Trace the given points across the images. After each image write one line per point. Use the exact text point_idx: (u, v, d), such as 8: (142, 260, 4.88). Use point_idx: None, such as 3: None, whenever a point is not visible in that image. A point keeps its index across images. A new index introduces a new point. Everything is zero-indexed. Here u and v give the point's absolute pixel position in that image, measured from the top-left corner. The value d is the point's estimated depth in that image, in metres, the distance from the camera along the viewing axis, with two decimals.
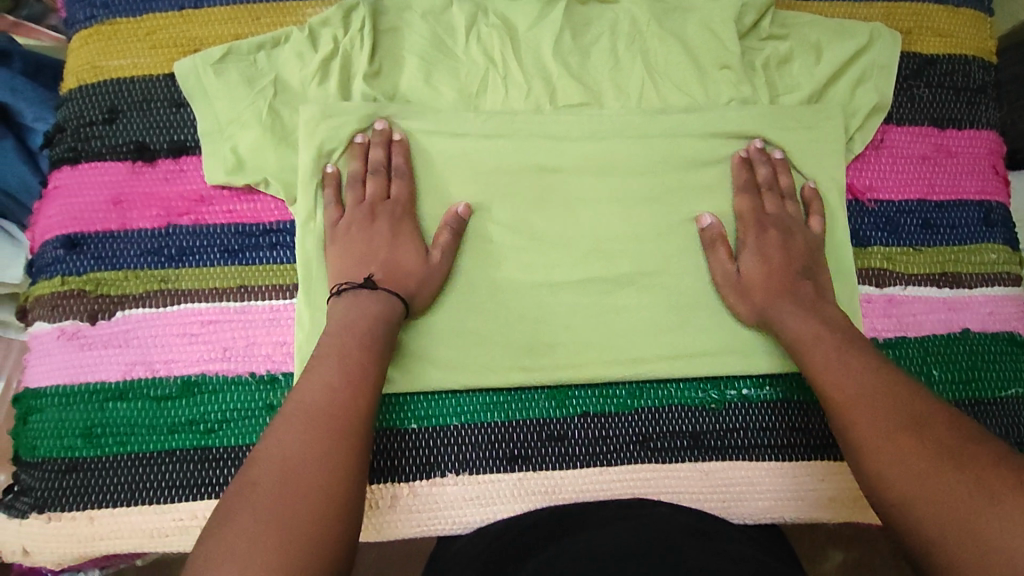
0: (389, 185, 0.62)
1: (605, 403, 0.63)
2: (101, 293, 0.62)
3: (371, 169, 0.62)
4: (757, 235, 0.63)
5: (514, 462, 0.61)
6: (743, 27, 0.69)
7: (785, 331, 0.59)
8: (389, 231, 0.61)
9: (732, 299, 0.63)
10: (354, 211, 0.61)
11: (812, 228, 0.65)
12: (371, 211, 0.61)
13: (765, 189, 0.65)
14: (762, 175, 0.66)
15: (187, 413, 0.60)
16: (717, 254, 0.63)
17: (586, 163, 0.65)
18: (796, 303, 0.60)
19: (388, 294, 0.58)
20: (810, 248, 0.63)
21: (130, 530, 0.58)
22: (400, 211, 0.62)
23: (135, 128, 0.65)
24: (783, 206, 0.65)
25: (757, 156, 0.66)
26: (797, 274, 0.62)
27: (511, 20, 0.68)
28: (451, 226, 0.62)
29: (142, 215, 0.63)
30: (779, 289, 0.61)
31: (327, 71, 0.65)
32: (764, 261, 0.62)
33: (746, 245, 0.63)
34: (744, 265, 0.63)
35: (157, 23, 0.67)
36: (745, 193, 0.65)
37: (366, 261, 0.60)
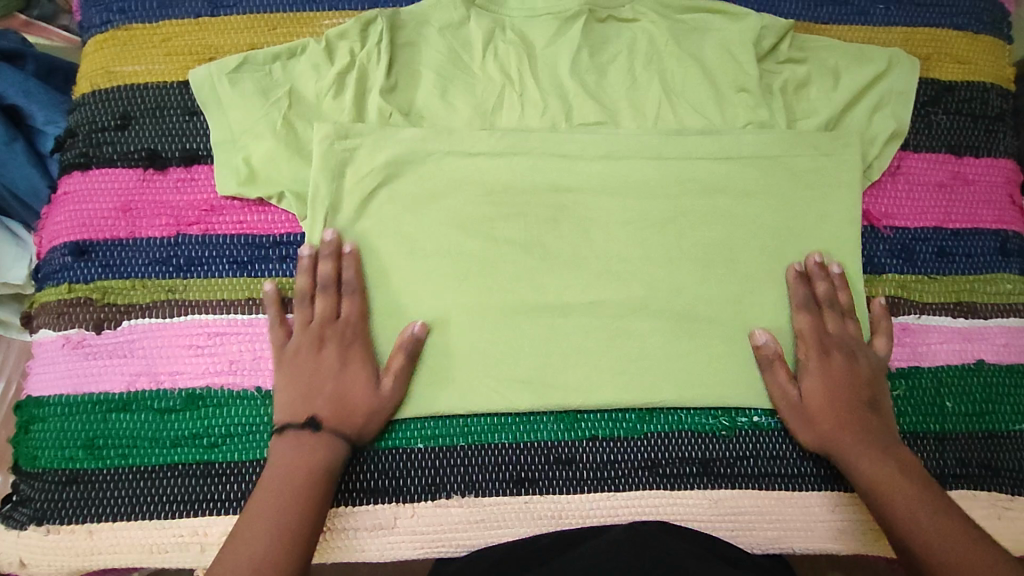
0: (338, 302, 0.60)
1: (614, 427, 0.62)
2: (108, 301, 0.61)
3: (327, 284, 0.59)
4: (821, 363, 0.61)
5: (521, 485, 0.60)
6: (763, 49, 0.68)
7: (859, 475, 0.58)
8: (337, 360, 0.59)
9: (795, 424, 0.61)
10: (302, 334, 0.59)
11: (877, 348, 0.63)
12: (319, 336, 0.59)
13: (827, 306, 0.63)
14: (822, 292, 0.63)
15: (191, 427, 0.59)
16: (776, 374, 0.61)
17: (600, 182, 0.65)
18: (863, 439, 0.58)
19: (332, 437, 0.56)
20: (875, 376, 0.61)
21: (130, 544, 0.57)
22: (349, 335, 0.59)
23: (146, 136, 0.64)
24: (846, 323, 0.63)
25: (815, 272, 0.64)
26: (863, 406, 0.60)
27: (529, 37, 0.68)
28: (406, 350, 0.59)
29: (151, 224, 0.63)
30: (848, 425, 0.59)
31: (342, 84, 0.65)
32: (834, 386, 0.60)
33: (808, 369, 0.61)
34: (806, 389, 0.61)
35: (172, 30, 0.66)
36: (806, 312, 0.62)
37: (312, 396, 0.57)
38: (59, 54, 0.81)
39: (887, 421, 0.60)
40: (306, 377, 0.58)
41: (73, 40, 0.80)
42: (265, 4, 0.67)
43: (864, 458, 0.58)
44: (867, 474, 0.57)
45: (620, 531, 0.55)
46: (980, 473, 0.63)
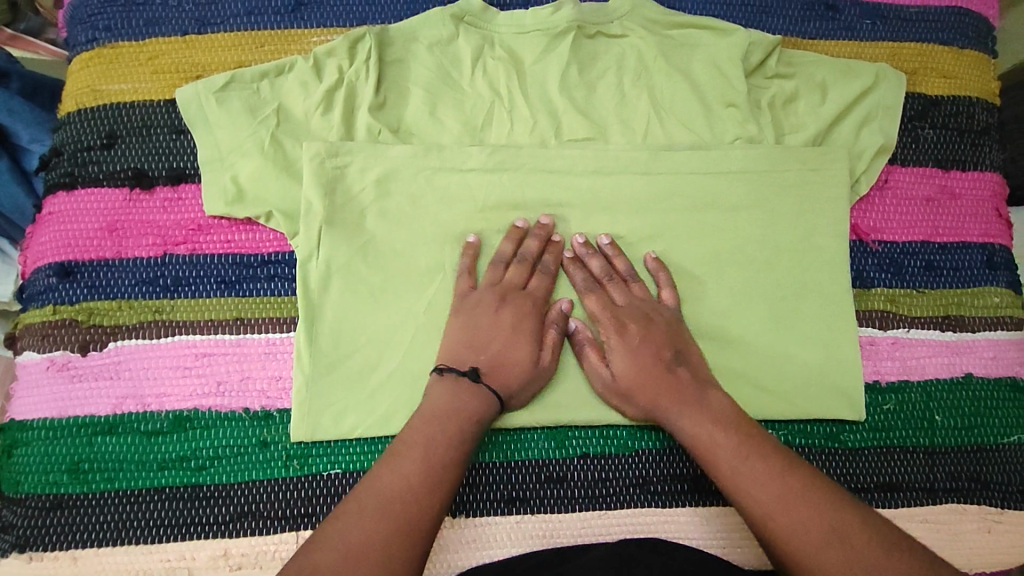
0: (530, 277, 0.61)
1: (605, 444, 0.62)
2: (93, 323, 0.60)
3: (518, 257, 0.61)
4: (618, 338, 0.59)
5: (512, 504, 0.60)
6: (750, 65, 0.68)
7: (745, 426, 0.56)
8: (511, 324, 0.58)
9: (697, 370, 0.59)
10: (487, 291, 0.60)
11: (664, 302, 0.62)
12: (501, 296, 0.59)
13: (605, 282, 0.62)
14: (596, 268, 0.62)
15: (178, 449, 0.58)
16: (588, 358, 0.60)
17: (590, 197, 0.65)
18: (676, 399, 0.56)
19: (484, 391, 0.55)
20: (675, 333, 0.60)
21: (115, 570, 0.56)
22: (510, 296, 0.59)
23: (133, 155, 0.64)
24: (630, 293, 0.62)
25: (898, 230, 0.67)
26: (668, 366, 0.58)
27: (518, 53, 0.68)
28: (557, 326, 0.60)
29: (137, 244, 0.62)
30: (660, 390, 0.57)
31: (330, 102, 0.64)
32: (638, 360, 0.58)
33: (612, 348, 0.59)
34: (614, 370, 0.59)
35: (158, 48, 0.66)
36: (591, 295, 0.61)
37: (477, 348, 0.57)
38: (45, 68, 0.80)
39: (702, 375, 0.59)
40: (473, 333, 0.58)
41: (59, 54, 0.79)
42: (252, 21, 0.67)
43: (716, 416, 0.55)
44: (696, 440, 0.55)
45: (611, 551, 0.55)
46: (971, 486, 0.63)
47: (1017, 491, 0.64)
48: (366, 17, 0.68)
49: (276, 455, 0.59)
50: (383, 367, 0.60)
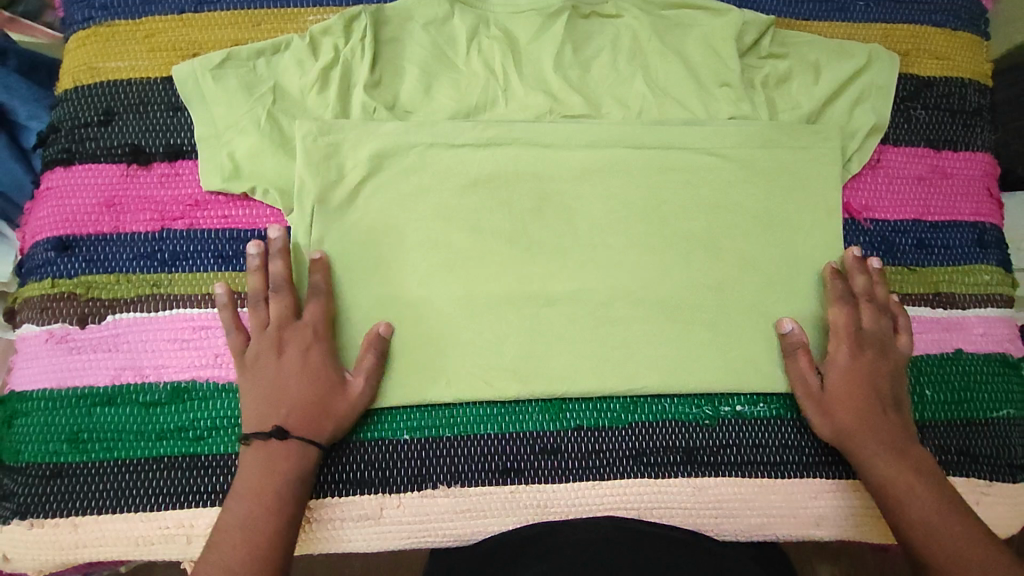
0: (288, 306, 0.59)
1: (600, 417, 0.63)
2: (92, 296, 0.61)
3: (272, 286, 0.59)
4: (849, 356, 0.62)
5: (507, 474, 0.61)
6: (744, 44, 0.69)
7: (870, 476, 0.59)
8: (302, 360, 0.58)
9: (812, 413, 0.62)
10: (254, 291, 0.59)
11: (900, 348, 0.63)
12: (278, 339, 0.58)
13: (864, 299, 0.63)
14: (858, 287, 0.64)
15: (176, 420, 0.59)
16: (798, 363, 0.63)
17: (581, 172, 0.66)
18: (889, 441, 0.60)
19: (298, 439, 0.56)
20: (898, 378, 0.62)
21: (115, 537, 0.57)
22: (309, 335, 0.59)
23: (131, 131, 0.64)
24: (879, 318, 0.63)
25: (853, 265, 0.65)
26: (883, 408, 0.61)
27: (512, 32, 0.68)
28: (374, 348, 0.60)
29: (135, 218, 0.63)
30: (867, 411, 0.61)
31: (327, 79, 0.65)
32: (851, 384, 0.61)
33: (835, 363, 0.62)
34: (826, 379, 0.62)
35: (155, 26, 0.66)
36: (845, 306, 0.63)
37: (276, 401, 0.57)
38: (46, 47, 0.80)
39: (908, 427, 0.62)
40: (270, 360, 0.58)
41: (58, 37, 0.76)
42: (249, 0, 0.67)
43: (890, 466, 0.59)
44: (885, 478, 0.59)
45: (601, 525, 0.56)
46: (960, 460, 0.64)
47: (1006, 464, 0.65)
48: None
49: None
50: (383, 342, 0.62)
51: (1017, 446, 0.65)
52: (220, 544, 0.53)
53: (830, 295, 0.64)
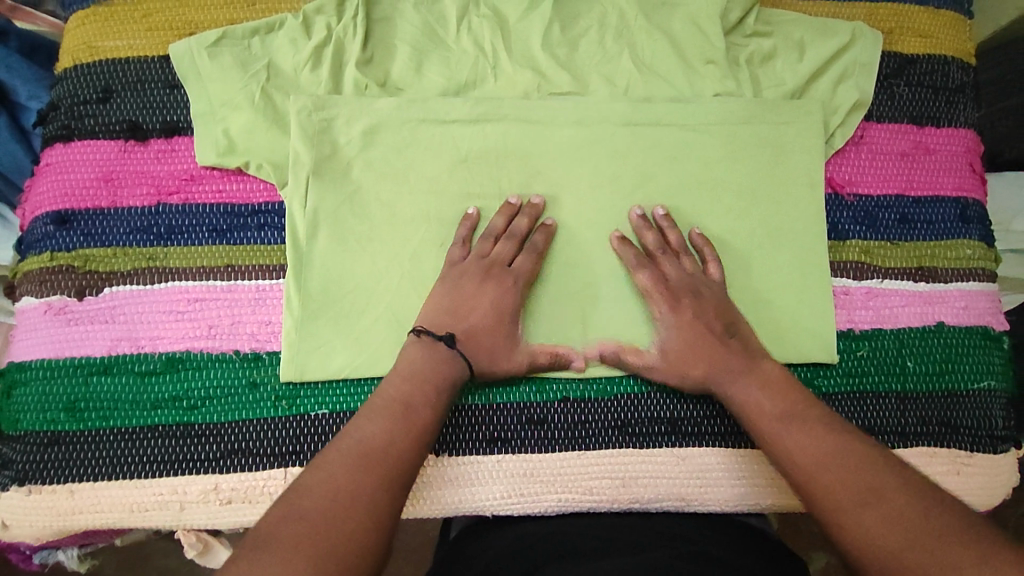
0: (518, 254, 0.64)
1: (585, 389, 0.64)
2: (89, 269, 0.62)
3: (505, 234, 0.64)
4: (670, 311, 0.62)
5: (494, 444, 0.62)
6: (730, 23, 0.70)
7: (738, 401, 0.59)
8: (491, 296, 0.61)
9: (667, 370, 0.62)
10: (473, 262, 0.62)
11: (710, 275, 0.65)
12: (486, 269, 0.62)
13: (659, 255, 0.64)
14: (649, 246, 0.65)
15: (171, 389, 0.61)
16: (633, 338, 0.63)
17: (568, 149, 0.68)
18: (733, 368, 0.60)
19: (462, 358, 0.58)
20: (723, 306, 0.63)
21: (111, 503, 0.58)
22: (511, 280, 0.62)
23: (127, 108, 0.65)
24: (681, 266, 0.64)
25: (639, 225, 0.66)
26: (719, 338, 0.61)
27: (502, 11, 0.69)
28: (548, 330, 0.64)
29: (131, 193, 0.64)
30: (705, 353, 0.61)
31: (319, 57, 0.66)
32: (687, 331, 0.61)
33: (662, 322, 0.63)
34: (662, 341, 0.62)
35: (153, 5, 0.67)
36: (643, 270, 0.64)
37: (461, 315, 0.60)
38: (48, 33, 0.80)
39: (752, 347, 0.62)
40: (505, 305, 0.61)
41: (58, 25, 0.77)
42: None
43: (779, 393, 0.59)
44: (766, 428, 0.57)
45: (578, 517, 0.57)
46: (941, 430, 0.65)
47: (986, 435, 0.66)
48: None
49: (265, 395, 0.61)
50: (375, 314, 0.63)
51: (997, 417, 0.66)
52: (305, 519, 0.46)
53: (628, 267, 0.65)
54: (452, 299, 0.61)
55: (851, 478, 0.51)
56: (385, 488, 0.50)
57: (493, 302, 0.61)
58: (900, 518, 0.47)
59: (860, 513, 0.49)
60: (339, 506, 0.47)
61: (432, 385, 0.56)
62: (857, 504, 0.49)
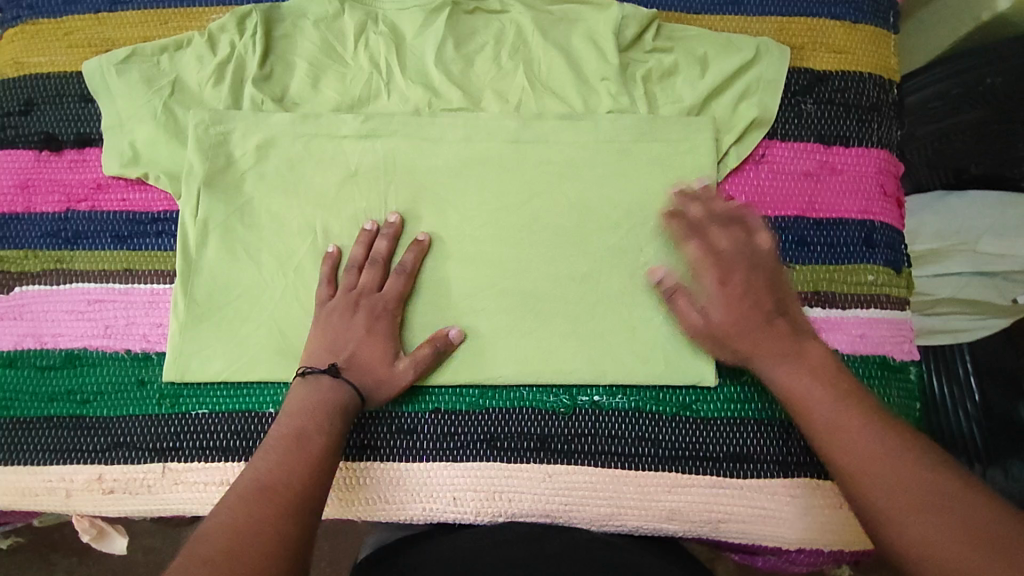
0: (385, 279, 0.66)
1: (457, 401, 0.65)
2: (4, 269, 0.67)
3: (369, 259, 0.66)
4: (716, 283, 0.61)
5: (363, 451, 0.64)
6: (625, 39, 0.69)
7: (777, 388, 0.58)
8: (364, 327, 0.63)
9: (710, 347, 0.62)
10: (342, 298, 0.64)
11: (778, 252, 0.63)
12: (354, 301, 0.64)
13: (712, 228, 0.63)
14: (695, 216, 0.64)
15: (66, 384, 0.65)
16: (679, 307, 0.63)
17: (456, 165, 0.69)
18: (776, 350, 0.59)
19: (346, 385, 0.60)
20: (777, 282, 0.61)
21: (6, 486, 0.63)
22: (381, 308, 0.64)
23: (46, 120, 0.70)
24: (738, 237, 0.62)
25: (681, 200, 0.65)
26: (769, 317, 0.59)
27: (400, 28, 0.71)
28: (435, 344, 0.64)
29: (45, 200, 0.69)
30: (770, 335, 0.59)
31: (221, 74, 0.70)
32: (732, 304, 0.60)
33: (706, 292, 0.62)
34: (708, 311, 0.61)
35: (74, 25, 0.72)
36: (693, 241, 0.63)
37: (336, 350, 0.62)
38: None
39: (801, 328, 0.60)
40: (374, 330, 0.63)
41: None
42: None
43: (822, 375, 0.56)
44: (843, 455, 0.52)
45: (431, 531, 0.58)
46: None
47: None
48: None
49: (151, 393, 0.65)
50: (256, 321, 0.66)
51: None
52: (211, 558, 0.46)
53: (678, 235, 0.64)
54: (325, 337, 0.63)
55: (901, 483, 0.49)
56: (289, 517, 0.51)
57: (364, 327, 0.63)
58: (948, 520, 0.46)
59: (911, 518, 0.47)
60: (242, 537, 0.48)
61: (324, 417, 0.58)
62: (900, 512, 0.48)
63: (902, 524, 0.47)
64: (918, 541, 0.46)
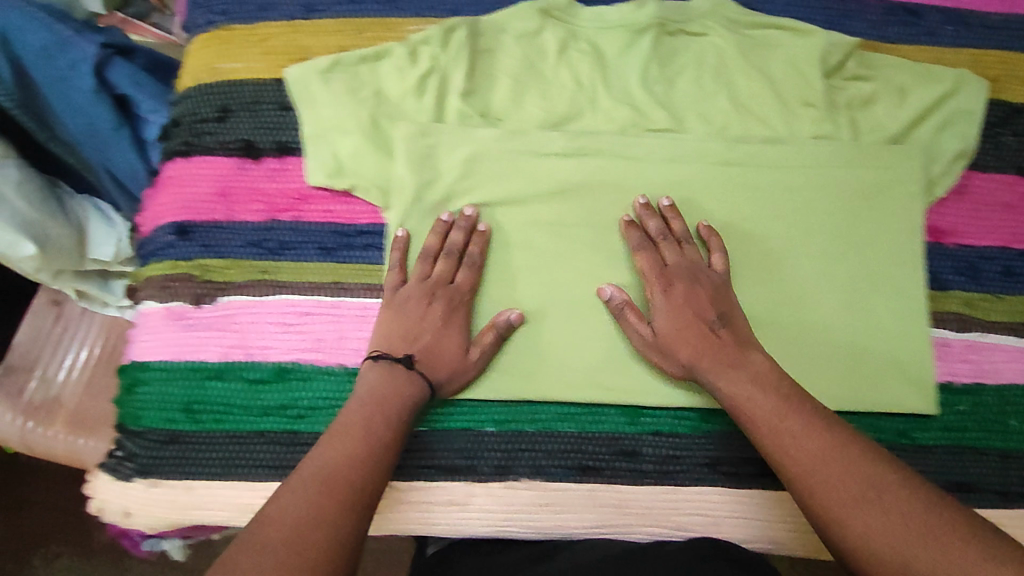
0: (457, 271, 0.65)
1: (676, 424, 0.66)
2: (206, 278, 0.66)
3: (444, 250, 0.65)
4: (663, 295, 0.63)
5: (585, 472, 0.65)
6: (830, 65, 0.70)
7: (721, 393, 0.59)
8: (441, 316, 0.63)
9: (658, 359, 0.64)
10: (416, 285, 0.64)
11: (714, 266, 0.66)
12: (431, 291, 0.63)
13: (660, 239, 0.65)
14: (652, 231, 0.66)
15: (278, 398, 0.64)
16: (628, 320, 0.64)
17: (662, 186, 0.69)
18: (718, 359, 0.60)
19: (419, 377, 0.60)
20: (719, 295, 0.63)
21: (223, 501, 0.63)
22: (457, 300, 0.64)
23: (243, 128, 0.68)
24: (681, 253, 0.65)
25: (642, 213, 0.67)
26: (706, 326, 0.61)
27: (601, 46, 0.70)
28: (497, 329, 0.64)
29: (246, 209, 0.67)
30: (704, 347, 0.61)
31: (424, 86, 0.68)
32: (675, 313, 0.62)
33: (656, 307, 0.63)
34: (654, 323, 0.63)
35: (269, 31, 0.70)
36: (643, 252, 0.65)
37: (411, 337, 0.61)
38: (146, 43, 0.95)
39: (745, 338, 0.62)
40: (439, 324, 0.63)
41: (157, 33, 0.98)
42: (354, 8, 0.70)
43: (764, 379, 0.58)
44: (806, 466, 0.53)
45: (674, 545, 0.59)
46: None
47: None
48: (458, 8, 0.71)
49: None
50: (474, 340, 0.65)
51: None
52: (267, 546, 0.45)
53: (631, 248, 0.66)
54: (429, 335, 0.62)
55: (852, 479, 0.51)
56: (342, 510, 0.49)
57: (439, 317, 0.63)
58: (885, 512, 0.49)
59: (855, 512, 0.50)
60: (305, 528, 0.47)
61: (393, 410, 0.57)
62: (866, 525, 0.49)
63: (846, 519, 0.50)
64: (853, 538, 0.49)
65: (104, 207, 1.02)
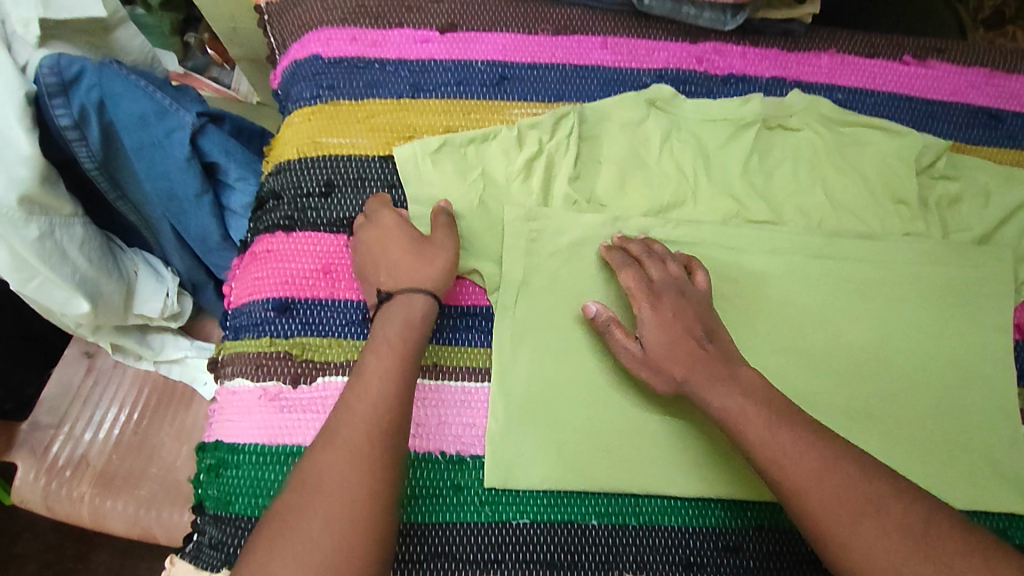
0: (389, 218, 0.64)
1: (781, 518, 0.62)
2: (305, 357, 0.64)
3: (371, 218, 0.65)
4: (650, 309, 0.60)
5: (689, 569, 0.60)
6: (921, 164, 0.72)
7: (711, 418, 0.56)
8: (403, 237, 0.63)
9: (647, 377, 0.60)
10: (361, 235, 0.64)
11: (697, 284, 0.63)
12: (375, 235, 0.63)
13: (643, 257, 0.64)
14: (635, 250, 0.65)
15: None
16: (615, 337, 0.61)
17: (764, 275, 0.68)
18: (709, 375, 0.57)
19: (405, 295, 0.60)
20: (705, 312, 0.61)
21: None
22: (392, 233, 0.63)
23: (349, 204, 0.69)
24: (666, 269, 0.63)
25: (620, 242, 0.66)
26: (695, 339, 0.59)
27: (702, 137, 0.72)
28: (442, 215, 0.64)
29: (349, 286, 0.66)
30: (697, 361, 0.58)
31: (530, 169, 0.70)
32: (665, 329, 0.59)
33: (642, 321, 0.60)
34: (642, 335, 0.60)
35: (376, 108, 0.72)
36: (626, 270, 0.63)
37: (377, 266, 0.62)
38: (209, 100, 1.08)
39: (730, 355, 0.59)
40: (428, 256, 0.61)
41: (217, 90, 1.07)
42: (462, 91, 0.72)
43: (724, 395, 0.56)
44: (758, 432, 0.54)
45: None
46: None
47: None
48: (563, 94, 0.73)
49: (470, 498, 0.61)
50: (574, 426, 0.62)
51: None
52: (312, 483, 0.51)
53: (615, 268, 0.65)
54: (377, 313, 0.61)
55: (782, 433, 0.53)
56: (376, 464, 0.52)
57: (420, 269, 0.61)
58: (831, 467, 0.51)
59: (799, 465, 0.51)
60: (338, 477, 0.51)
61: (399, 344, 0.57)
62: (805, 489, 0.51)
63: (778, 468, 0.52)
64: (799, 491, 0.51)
65: (153, 261, 0.97)
